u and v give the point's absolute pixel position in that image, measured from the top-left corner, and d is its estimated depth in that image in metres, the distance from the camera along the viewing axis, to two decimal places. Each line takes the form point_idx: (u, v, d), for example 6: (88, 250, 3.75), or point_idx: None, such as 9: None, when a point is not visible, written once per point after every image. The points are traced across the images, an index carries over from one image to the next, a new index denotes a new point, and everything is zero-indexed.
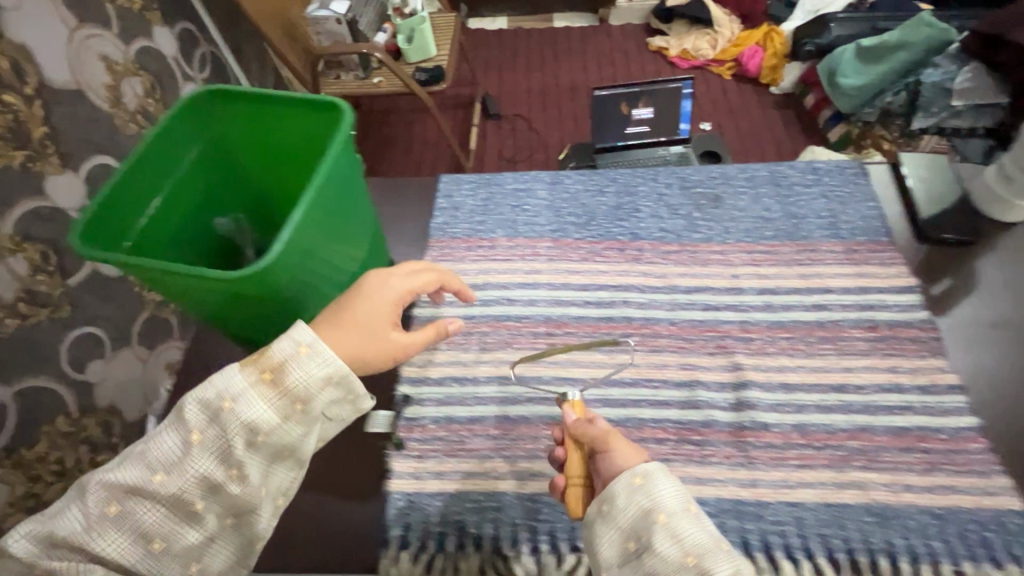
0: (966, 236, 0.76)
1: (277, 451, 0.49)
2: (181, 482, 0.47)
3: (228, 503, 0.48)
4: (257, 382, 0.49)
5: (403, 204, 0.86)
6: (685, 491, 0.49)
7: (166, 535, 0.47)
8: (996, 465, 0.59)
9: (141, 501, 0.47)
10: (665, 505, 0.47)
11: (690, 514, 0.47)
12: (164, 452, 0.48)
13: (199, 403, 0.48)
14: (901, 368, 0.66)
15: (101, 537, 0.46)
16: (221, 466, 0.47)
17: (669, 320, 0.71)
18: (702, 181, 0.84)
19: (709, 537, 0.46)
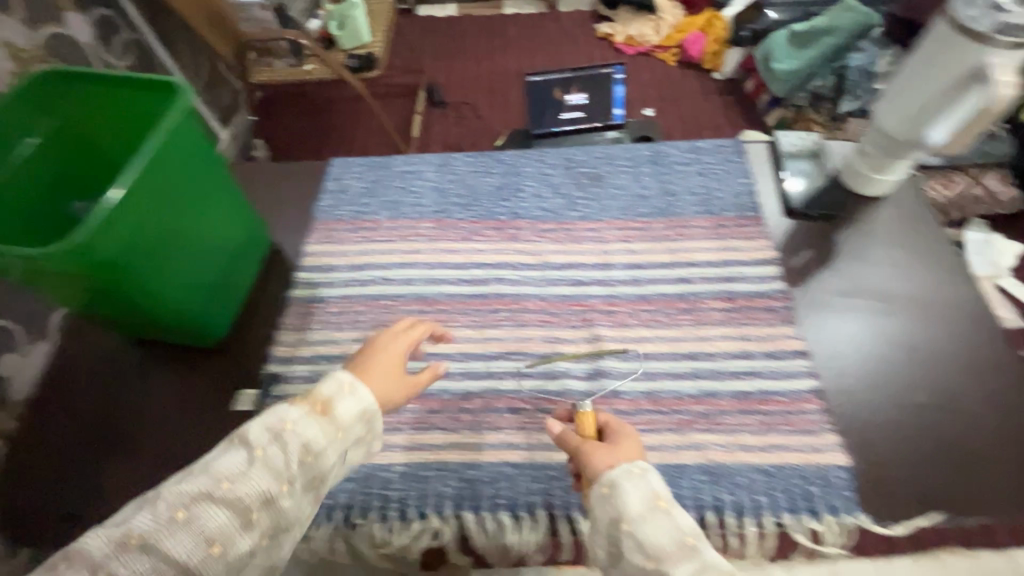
0: (829, 212, 0.79)
1: (325, 472, 0.47)
2: (258, 487, 0.43)
3: (278, 520, 0.44)
4: (304, 411, 0.47)
5: (292, 189, 0.86)
6: (651, 483, 0.47)
7: (226, 548, 0.40)
8: (826, 425, 0.62)
9: (214, 508, 0.41)
10: (631, 509, 0.46)
11: (658, 512, 0.45)
12: (228, 459, 0.43)
13: (262, 419, 0.46)
14: (751, 336, 0.68)
15: (161, 546, 0.39)
16: (285, 474, 0.44)
17: (538, 295, 0.73)
18: (586, 162, 0.86)
19: (678, 535, 0.44)
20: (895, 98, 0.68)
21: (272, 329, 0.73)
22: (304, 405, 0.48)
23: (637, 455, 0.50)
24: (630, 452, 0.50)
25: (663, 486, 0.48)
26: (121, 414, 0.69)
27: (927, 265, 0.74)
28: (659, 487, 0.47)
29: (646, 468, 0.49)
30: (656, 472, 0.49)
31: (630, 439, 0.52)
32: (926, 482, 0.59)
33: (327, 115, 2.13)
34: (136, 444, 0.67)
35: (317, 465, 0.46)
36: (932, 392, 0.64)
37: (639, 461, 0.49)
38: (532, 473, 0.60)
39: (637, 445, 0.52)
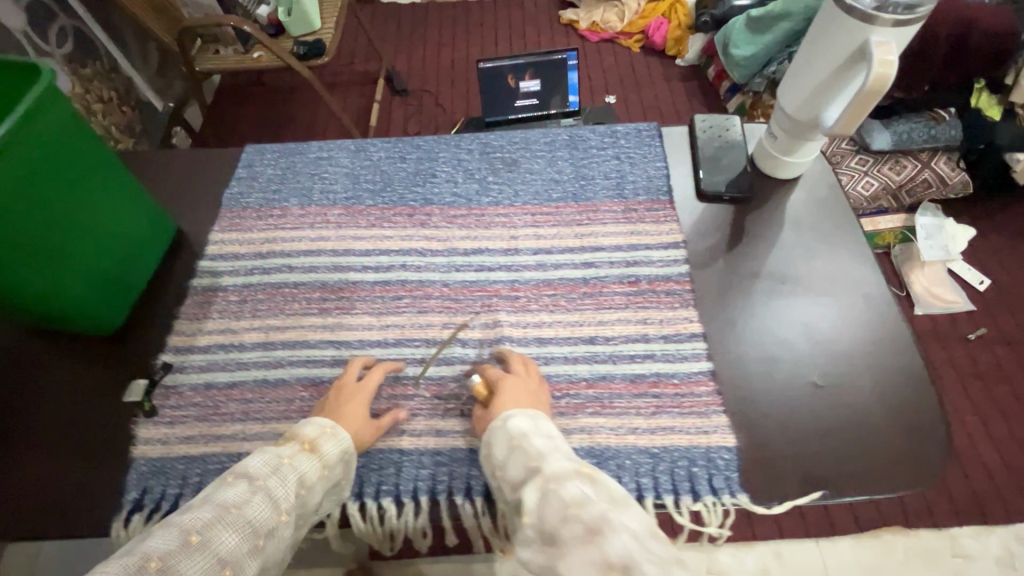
0: (742, 194, 0.78)
1: (308, 510, 0.51)
2: (261, 515, 0.46)
3: (274, 552, 0.46)
4: (296, 451, 0.52)
5: (202, 176, 0.84)
6: (508, 428, 0.53)
7: (233, 570, 0.43)
8: (717, 406, 0.63)
9: (225, 533, 0.43)
10: (497, 457, 0.52)
11: (514, 450, 0.51)
12: (233, 491, 0.46)
13: (261, 457, 0.50)
14: (650, 319, 0.68)
15: (178, 568, 0.40)
16: (281, 506, 0.48)
17: (442, 282, 0.72)
18: (502, 146, 0.85)
19: (527, 461, 0.50)
20: (793, 79, 0.68)
21: (167, 319, 0.71)
22: (292, 446, 0.53)
23: (510, 407, 0.56)
24: (502, 407, 0.57)
25: (523, 424, 0.53)
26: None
27: (831, 248, 0.74)
28: (515, 427, 0.53)
29: (508, 416, 0.55)
30: (521, 415, 0.55)
31: (507, 393, 0.58)
32: (811, 458, 0.60)
33: (284, 103, 2.10)
34: (7, 436, 0.64)
35: (306, 492, 0.51)
36: (824, 373, 0.65)
37: (505, 412, 0.56)
38: (418, 458, 0.60)
39: (513, 397, 0.58)
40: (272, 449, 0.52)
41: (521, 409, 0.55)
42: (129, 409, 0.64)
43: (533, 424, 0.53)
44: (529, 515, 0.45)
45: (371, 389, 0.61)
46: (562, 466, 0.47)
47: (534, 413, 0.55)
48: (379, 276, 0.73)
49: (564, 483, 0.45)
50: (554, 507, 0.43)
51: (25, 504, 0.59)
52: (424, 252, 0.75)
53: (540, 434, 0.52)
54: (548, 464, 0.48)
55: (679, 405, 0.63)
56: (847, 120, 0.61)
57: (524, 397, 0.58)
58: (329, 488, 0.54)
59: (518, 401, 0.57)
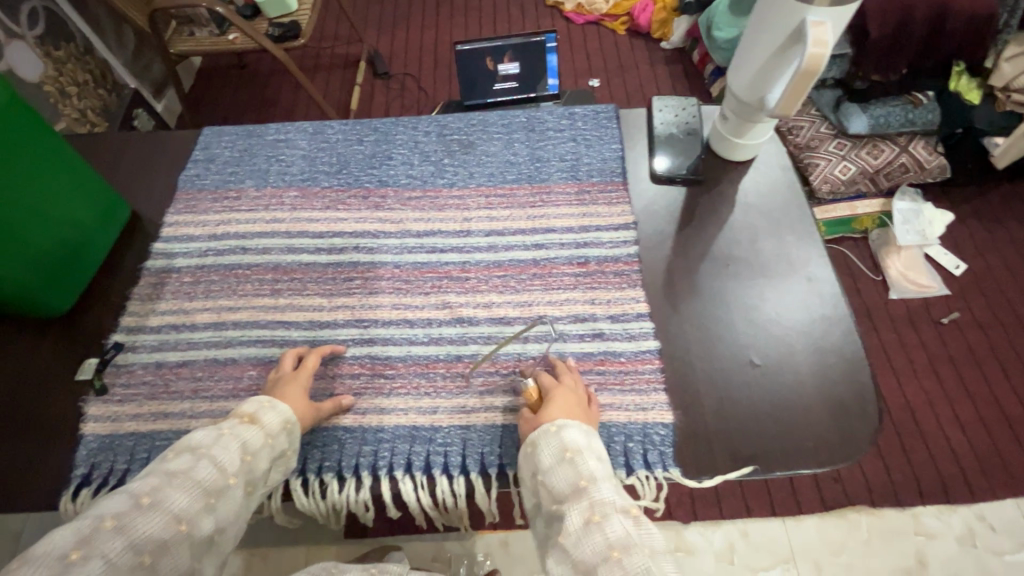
0: (693, 174, 0.79)
1: (259, 476, 0.53)
2: (208, 477, 0.49)
3: (229, 510, 0.49)
4: (235, 423, 0.54)
5: (160, 158, 0.84)
6: (562, 438, 0.53)
7: (189, 527, 0.46)
8: (659, 384, 0.64)
9: (175, 493, 0.46)
10: (544, 463, 0.52)
11: (566, 461, 0.51)
12: (177, 461, 0.49)
13: (202, 431, 0.52)
14: (598, 300, 0.69)
15: (133, 526, 0.43)
16: (228, 471, 0.50)
17: (393, 263, 0.73)
18: (460, 128, 0.85)
19: (576, 479, 0.50)
20: (741, 62, 0.68)
21: (120, 300, 0.72)
22: (232, 421, 0.54)
23: (561, 415, 0.56)
24: (552, 412, 0.56)
25: (577, 438, 0.53)
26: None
27: (778, 230, 0.76)
28: (569, 439, 0.53)
29: (563, 424, 0.54)
30: (575, 428, 0.54)
31: (556, 402, 0.57)
32: (743, 436, 0.61)
33: (264, 88, 2.08)
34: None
35: (250, 459, 0.52)
36: (764, 353, 0.67)
37: (559, 420, 0.55)
38: (362, 435, 0.62)
39: (565, 404, 0.57)
40: (206, 429, 0.53)
41: (575, 422, 0.55)
42: (81, 388, 0.66)
43: (587, 442, 0.53)
44: (567, 537, 0.47)
45: (310, 375, 0.62)
46: (611, 499, 0.48)
47: (590, 432, 0.54)
48: (334, 257, 0.74)
49: (609, 517, 0.46)
50: (596, 541, 0.45)
51: None
52: (376, 233, 0.76)
53: (596, 454, 0.52)
54: (596, 491, 0.49)
55: (620, 383, 0.64)
56: (792, 96, 0.61)
57: (574, 409, 0.57)
58: (276, 457, 0.55)
59: (569, 411, 0.56)
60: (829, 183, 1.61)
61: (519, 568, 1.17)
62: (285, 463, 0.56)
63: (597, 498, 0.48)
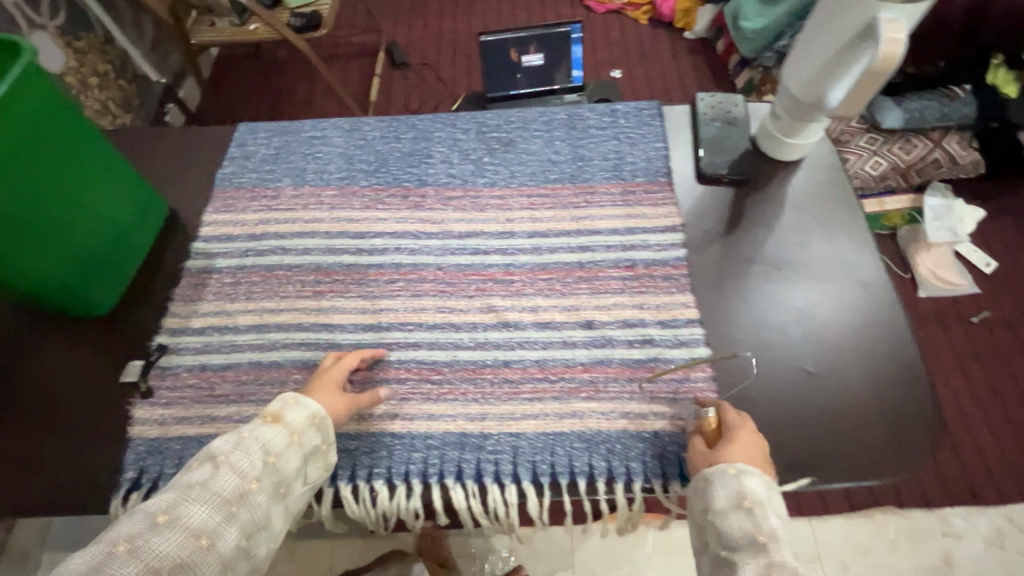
0: (739, 175, 0.77)
1: (287, 476, 0.52)
2: (227, 487, 0.48)
3: (252, 517, 0.48)
4: (258, 424, 0.53)
5: (194, 154, 0.83)
6: (741, 485, 0.50)
7: (211, 540, 0.46)
8: (711, 392, 0.63)
9: (192, 506, 0.46)
10: (717, 504, 0.50)
11: (743, 509, 0.49)
12: (198, 472, 0.49)
13: (225, 437, 0.52)
14: (647, 304, 0.68)
15: (148, 547, 0.43)
16: (249, 475, 0.50)
17: (436, 265, 0.72)
18: (500, 126, 0.83)
19: (754, 531, 0.48)
20: (801, 58, 0.66)
21: (162, 300, 0.71)
22: (255, 422, 0.54)
23: (744, 458, 0.52)
24: (733, 453, 0.53)
25: (757, 488, 0.50)
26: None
27: (829, 233, 0.74)
28: (750, 487, 0.50)
29: (743, 470, 0.51)
30: (757, 477, 0.51)
31: (738, 444, 0.53)
32: (798, 446, 0.60)
33: (281, 78, 2.05)
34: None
35: (273, 461, 0.51)
36: (818, 360, 0.65)
37: (740, 462, 0.52)
38: (411, 442, 0.61)
39: (746, 447, 0.53)
40: (232, 435, 0.52)
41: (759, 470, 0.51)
42: (127, 389, 0.65)
43: (768, 495, 0.50)
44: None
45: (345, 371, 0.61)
46: (791, 562, 0.46)
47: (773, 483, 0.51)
48: (375, 257, 0.73)
49: None
50: None
51: (22, 477, 0.61)
52: (417, 234, 0.74)
53: (774, 507, 0.49)
54: (776, 550, 0.47)
55: (672, 391, 0.62)
56: (854, 98, 0.59)
57: (755, 453, 0.53)
58: (308, 454, 0.54)
59: (755, 456, 0.53)
60: (860, 179, 1.57)
61: (546, 565, 1.17)
62: (324, 459, 0.56)
63: (777, 559, 0.46)
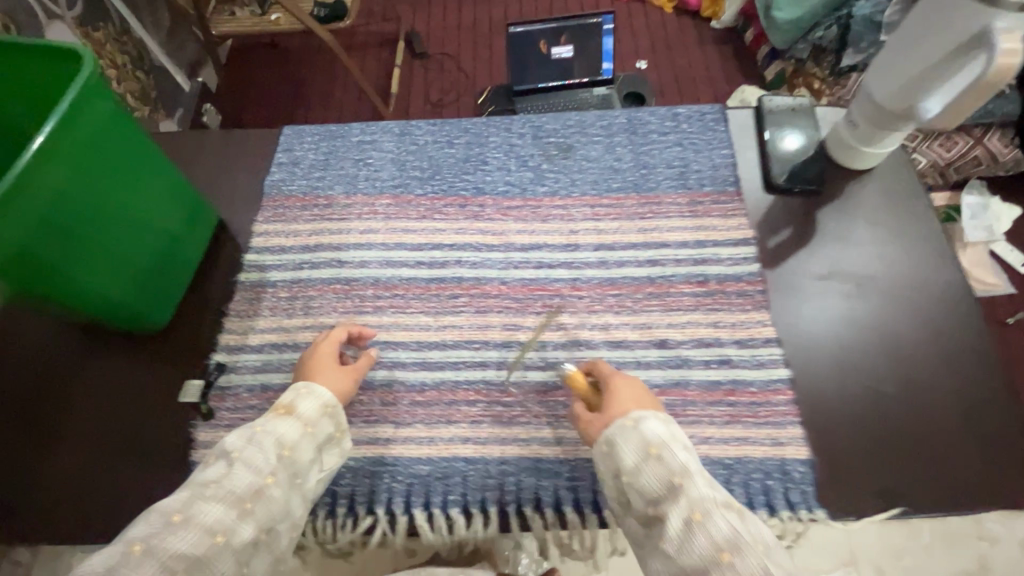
0: (813, 185, 0.73)
1: (303, 466, 0.52)
2: (243, 483, 0.47)
3: (269, 512, 0.48)
4: (268, 418, 0.52)
5: (239, 160, 0.80)
6: (642, 433, 0.50)
7: (227, 537, 0.45)
8: (794, 417, 0.60)
9: (206, 504, 0.45)
10: (626, 461, 0.49)
11: (651, 458, 0.48)
12: (212, 470, 0.48)
13: (235, 433, 0.51)
14: (722, 323, 0.65)
15: (162, 546, 0.42)
16: (264, 471, 0.49)
17: (499, 280, 0.69)
18: (558, 130, 0.80)
19: (668, 476, 0.47)
20: (891, 62, 0.63)
21: (216, 316, 0.69)
22: (267, 415, 0.53)
23: (631, 406, 0.53)
24: (622, 405, 0.53)
25: (657, 430, 0.50)
26: (37, 403, 0.65)
27: (910, 247, 0.71)
28: (650, 432, 0.50)
29: (639, 417, 0.51)
30: (653, 419, 0.51)
31: (618, 396, 0.54)
32: (887, 475, 0.57)
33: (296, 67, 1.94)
34: (52, 433, 0.63)
35: (286, 453, 0.51)
36: (902, 382, 0.62)
37: (633, 412, 0.52)
38: (485, 467, 0.59)
39: (630, 396, 0.54)
40: (241, 430, 0.51)
41: (650, 411, 0.52)
42: (185, 410, 0.63)
43: (668, 432, 0.50)
44: (669, 542, 0.44)
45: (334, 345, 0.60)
46: (707, 493, 0.45)
47: (667, 419, 0.51)
48: (435, 270, 0.70)
49: (711, 514, 0.44)
50: (704, 545, 0.43)
51: (79, 501, 0.59)
52: (478, 246, 0.72)
53: (679, 443, 0.49)
54: (691, 487, 0.46)
55: (754, 415, 0.60)
56: (953, 113, 0.57)
57: (639, 397, 0.54)
58: (320, 442, 0.54)
59: (638, 401, 0.54)
60: None
61: None
62: (338, 446, 0.56)
63: (694, 496, 0.45)
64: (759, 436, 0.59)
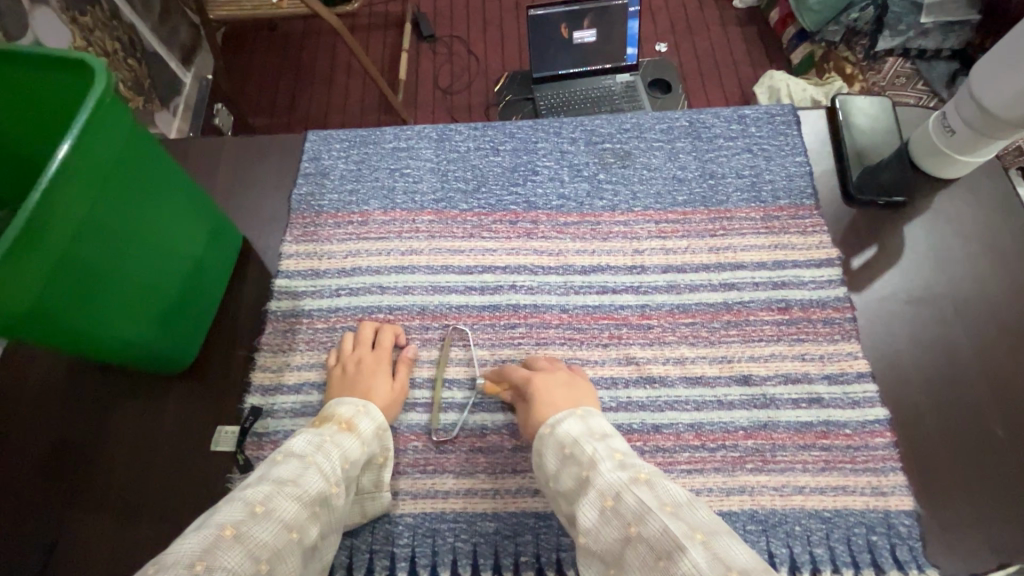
0: (902, 199, 0.65)
1: (353, 486, 0.49)
2: (315, 485, 0.44)
3: (331, 519, 0.45)
4: (334, 431, 0.50)
5: (261, 173, 0.72)
6: (557, 437, 0.46)
7: (300, 534, 0.41)
8: (896, 462, 0.55)
9: (285, 500, 0.41)
10: (548, 467, 0.46)
11: (566, 458, 0.45)
12: (285, 468, 0.44)
13: (304, 436, 0.48)
14: (809, 355, 0.59)
15: (251, 535, 0.38)
16: (331, 478, 0.46)
17: (559, 307, 0.63)
18: (612, 135, 0.73)
19: (579, 471, 0.43)
20: (998, 63, 0.55)
21: (248, 351, 0.62)
22: (329, 427, 0.50)
23: (553, 408, 0.50)
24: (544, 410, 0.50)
25: (573, 428, 0.46)
26: (51, 449, 0.58)
27: (1009, 265, 0.63)
28: (566, 433, 0.46)
29: (556, 421, 0.48)
30: (569, 417, 0.48)
31: (541, 393, 0.52)
32: (1005, 529, 0.52)
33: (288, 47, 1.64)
34: (69, 484, 0.56)
35: (346, 467, 0.48)
36: (1015, 421, 0.56)
37: (551, 416, 0.49)
38: (558, 524, 0.54)
39: (548, 396, 0.51)
40: (307, 435, 0.48)
41: (566, 410, 0.49)
42: (220, 461, 0.57)
43: (583, 426, 0.46)
44: (585, 536, 0.40)
45: (386, 357, 0.59)
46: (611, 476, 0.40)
47: (582, 411, 0.48)
48: (487, 297, 0.63)
49: (621, 494, 0.39)
50: (614, 528, 0.38)
51: (109, 566, 0.53)
52: (534, 271, 0.65)
53: (592, 432, 0.46)
54: (598, 473, 0.42)
55: (853, 461, 0.55)
56: None
57: (561, 397, 0.51)
58: (362, 467, 0.51)
59: (559, 402, 0.50)
60: None
61: None
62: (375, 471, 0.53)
63: (600, 482, 0.41)
64: (859, 485, 0.54)
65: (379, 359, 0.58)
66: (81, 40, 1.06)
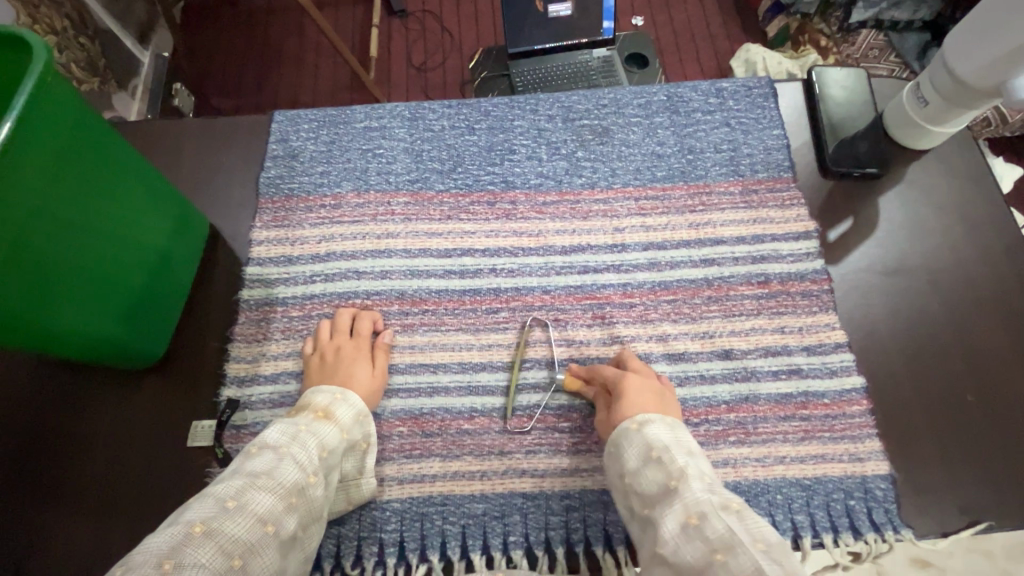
0: (875, 170, 0.66)
1: (335, 474, 0.49)
2: (290, 477, 0.43)
3: (310, 509, 0.44)
4: (311, 420, 0.49)
5: (227, 157, 0.69)
6: (644, 437, 0.45)
7: (276, 527, 0.40)
8: (872, 429, 0.56)
9: (259, 493, 0.40)
10: (630, 464, 0.45)
11: (651, 461, 0.43)
12: (260, 460, 0.43)
13: (279, 428, 0.47)
14: (788, 328, 0.60)
15: (223, 530, 0.37)
16: (309, 468, 0.45)
17: (541, 288, 0.62)
18: (589, 110, 0.71)
19: (665, 479, 0.41)
20: (971, 32, 0.55)
21: (220, 343, 0.60)
22: (306, 416, 0.49)
23: (641, 409, 0.49)
24: (632, 407, 0.49)
25: (662, 435, 0.45)
26: (17, 451, 0.56)
27: (977, 234, 0.64)
28: (655, 437, 0.45)
29: (645, 421, 0.47)
30: (659, 423, 0.47)
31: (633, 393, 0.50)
32: (974, 491, 0.53)
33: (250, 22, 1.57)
34: (39, 486, 0.54)
35: (325, 457, 0.47)
36: (984, 389, 0.57)
37: (638, 415, 0.48)
38: (547, 503, 0.54)
39: (639, 398, 0.50)
40: (280, 428, 0.47)
41: (656, 415, 0.48)
42: (196, 455, 0.55)
43: (674, 438, 0.45)
44: (664, 544, 0.38)
45: (365, 343, 0.58)
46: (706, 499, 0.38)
47: (676, 423, 0.47)
48: (469, 280, 0.62)
49: (707, 515, 0.37)
50: (698, 546, 0.36)
51: (86, 565, 0.51)
52: (517, 252, 0.64)
53: (683, 450, 0.44)
54: (687, 490, 0.40)
55: (831, 430, 0.56)
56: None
57: (650, 400, 0.50)
58: (343, 455, 0.50)
59: (644, 404, 0.49)
60: None
61: None
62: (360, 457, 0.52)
63: (689, 498, 0.39)
64: (838, 453, 0.55)
65: (359, 349, 0.57)
66: (25, 16, 0.99)
